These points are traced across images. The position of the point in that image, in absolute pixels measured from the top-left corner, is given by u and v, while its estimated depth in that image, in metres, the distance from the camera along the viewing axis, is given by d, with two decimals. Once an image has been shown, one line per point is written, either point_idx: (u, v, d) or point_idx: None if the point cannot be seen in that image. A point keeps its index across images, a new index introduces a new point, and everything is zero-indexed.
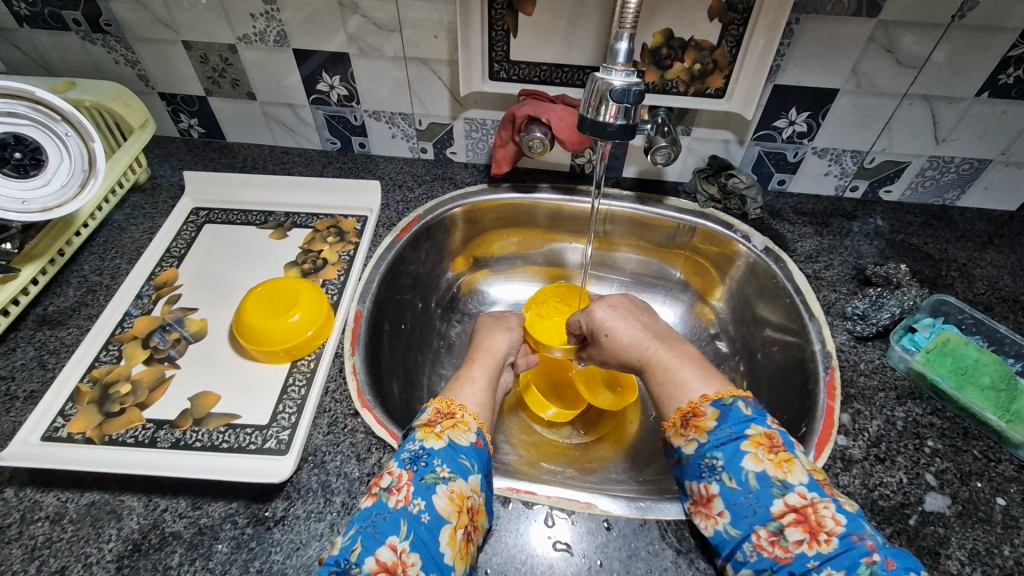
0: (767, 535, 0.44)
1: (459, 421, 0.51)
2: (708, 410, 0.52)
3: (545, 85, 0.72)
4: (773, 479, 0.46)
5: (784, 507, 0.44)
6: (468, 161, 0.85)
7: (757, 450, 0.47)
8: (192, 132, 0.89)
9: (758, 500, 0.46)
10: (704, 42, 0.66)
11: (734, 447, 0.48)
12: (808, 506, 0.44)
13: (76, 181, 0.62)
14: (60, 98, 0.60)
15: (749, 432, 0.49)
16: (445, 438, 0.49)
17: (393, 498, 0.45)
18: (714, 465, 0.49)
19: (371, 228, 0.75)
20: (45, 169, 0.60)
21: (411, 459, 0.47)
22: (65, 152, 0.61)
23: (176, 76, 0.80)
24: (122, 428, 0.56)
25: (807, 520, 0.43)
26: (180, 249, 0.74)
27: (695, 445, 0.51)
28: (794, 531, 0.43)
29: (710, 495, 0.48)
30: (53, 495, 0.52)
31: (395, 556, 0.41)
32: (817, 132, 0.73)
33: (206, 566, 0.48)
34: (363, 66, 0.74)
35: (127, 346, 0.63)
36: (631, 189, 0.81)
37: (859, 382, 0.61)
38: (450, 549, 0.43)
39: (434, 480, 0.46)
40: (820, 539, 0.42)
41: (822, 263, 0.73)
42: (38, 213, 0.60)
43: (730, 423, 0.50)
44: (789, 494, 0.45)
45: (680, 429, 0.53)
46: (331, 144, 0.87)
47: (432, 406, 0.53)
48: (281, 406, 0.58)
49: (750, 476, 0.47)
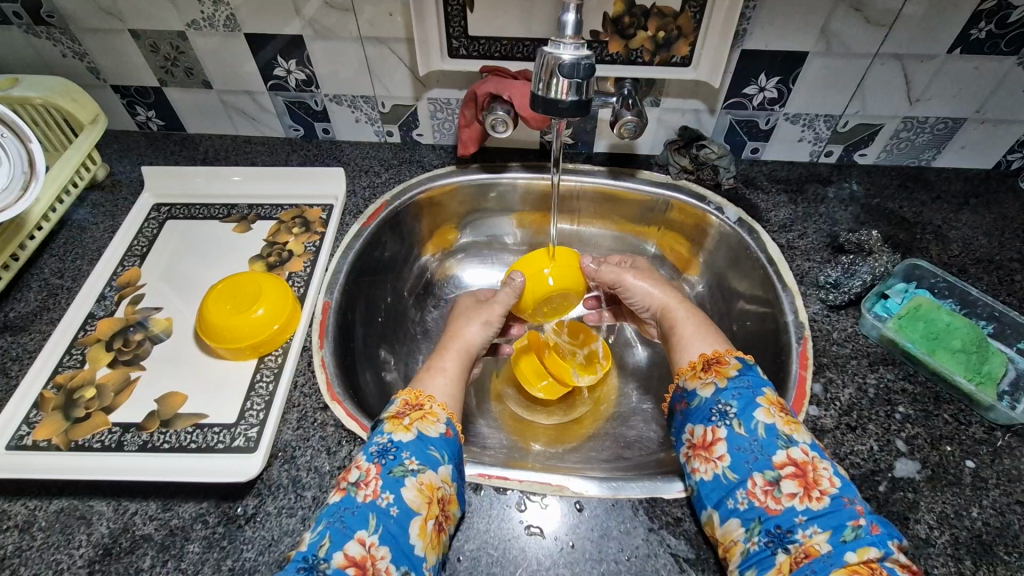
0: (762, 484, 0.45)
1: (428, 412, 0.51)
2: (731, 360, 0.53)
3: (507, 61, 0.69)
4: (780, 433, 0.47)
5: (786, 459, 0.46)
6: (436, 142, 0.83)
7: (770, 405, 0.49)
8: (150, 125, 0.86)
9: (762, 448, 0.46)
10: (667, 9, 0.63)
11: (749, 398, 0.49)
12: (809, 462, 0.45)
13: (19, 183, 0.60)
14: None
15: (763, 390, 0.50)
16: (414, 431, 0.49)
17: (361, 493, 0.45)
18: (725, 411, 0.49)
19: (337, 217, 0.74)
20: None
21: (380, 452, 0.47)
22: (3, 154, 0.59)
23: (128, 67, 0.78)
24: (89, 432, 0.55)
25: (805, 475, 0.45)
26: (143, 247, 0.72)
27: (711, 388, 0.52)
28: (789, 484, 0.44)
29: (715, 439, 0.49)
30: (21, 503, 0.51)
31: (363, 550, 0.41)
32: (789, 97, 0.72)
33: (178, 567, 0.47)
34: (320, 48, 0.72)
35: (91, 349, 0.62)
36: (603, 164, 0.79)
37: (831, 351, 0.60)
38: (420, 541, 0.43)
39: (403, 473, 0.45)
40: (813, 495, 0.43)
41: (796, 232, 0.72)
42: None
43: (750, 377, 0.52)
44: (793, 448, 0.46)
45: (699, 372, 0.54)
46: (294, 131, 0.84)
47: (399, 397, 0.53)
48: (249, 403, 0.57)
49: (760, 426, 0.48)
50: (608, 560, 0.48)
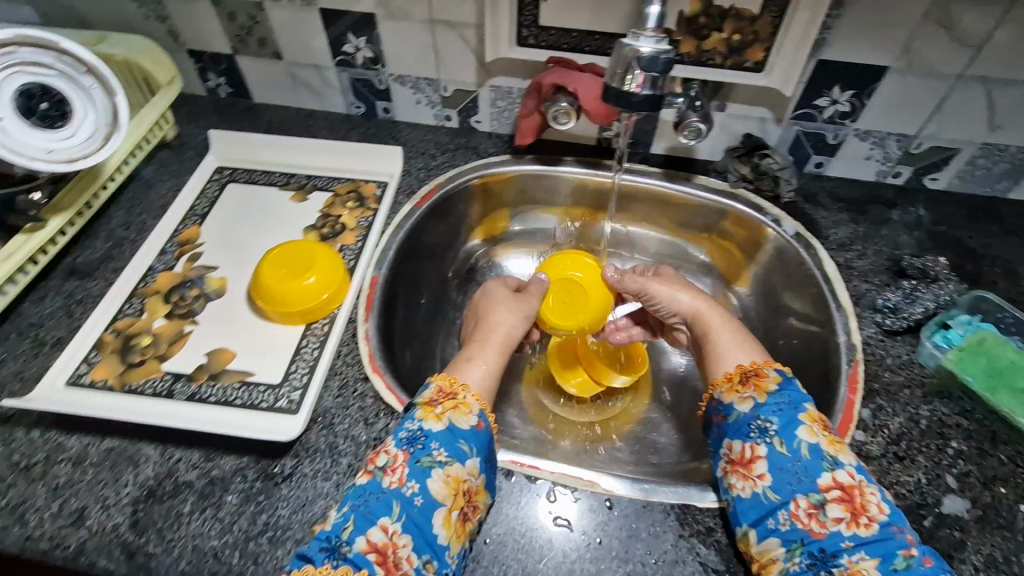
0: (806, 506, 0.44)
1: (461, 402, 0.50)
2: (771, 373, 0.52)
3: (575, 53, 0.69)
4: (826, 454, 0.46)
5: (831, 482, 0.44)
6: (493, 131, 0.83)
7: (814, 424, 0.47)
8: (219, 92, 0.89)
9: (806, 470, 0.45)
10: (745, 12, 0.62)
11: (792, 416, 0.48)
12: (856, 487, 0.44)
13: (101, 134, 0.55)
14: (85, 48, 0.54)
15: (806, 406, 0.49)
16: (445, 421, 0.49)
17: (387, 479, 0.45)
18: (766, 428, 0.48)
19: (391, 195, 0.75)
20: (72, 121, 0.54)
21: (409, 439, 0.47)
22: (91, 104, 0.55)
23: (204, 33, 0.80)
24: (142, 378, 0.58)
25: (852, 500, 0.43)
26: (204, 207, 0.74)
27: (750, 403, 0.50)
28: (835, 508, 0.43)
29: (755, 456, 0.47)
30: (75, 438, 0.54)
31: (385, 537, 0.42)
32: (861, 113, 0.69)
33: (216, 516, 0.49)
34: (390, 28, 0.73)
35: (149, 300, 0.64)
36: (659, 166, 0.78)
37: (883, 377, 0.58)
38: (443, 531, 0.44)
39: (430, 464, 0.46)
40: (861, 521, 0.42)
41: (855, 252, 0.69)
42: (65, 164, 0.53)
43: (790, 393, 0.50)
44: (838, 471, 0.45)
45: (736, 386, 0.52)
46: (355, 108, 0.86)
47: (434, 382, 0.53)
48: (293, 366, 0.59)
49: (803, 446, 0.46)
50: (634, 560, 0.48)
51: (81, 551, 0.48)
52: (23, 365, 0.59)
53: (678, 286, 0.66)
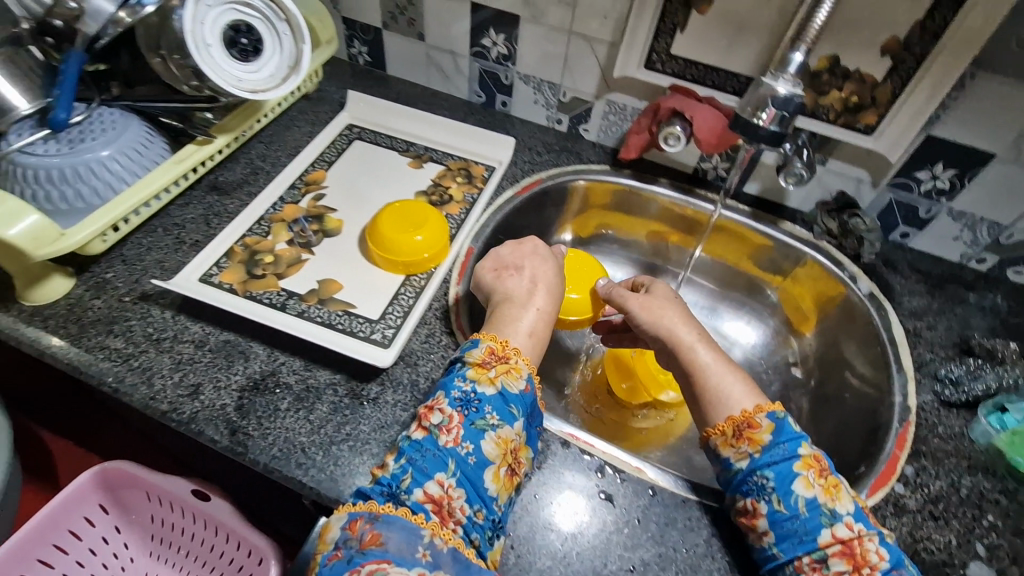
0: (809, 561, 0.46)
1: (512, 367, 0.54)
2: (763, 422, 0.51)
3: (697, 85, 0.74)
4: (824, 507, 0.47)
5: (832, 538, 0.46)
6: (597, 141, 0.89)
7: (809, 473, 0.48)
8: (359, 59, 0.98)
9: (806, 527, 0.47)
10: (868, 77, 0.66)
11: (788, 470, 0.48)
12: (855, 538, 0.46)
13: (281, 74, 0.64)
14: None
15: (800, 453, 0.49)
16: (497, 385, 0.52)
17: (442, 438, 0.49)
18: (763, 484, 0.49)
19: (496, 179, 0.81)
20: (261, 59, 0.63)
21: (462, 401, 0.51)
22: (279, 48, 0.64)
23: (362, 6, 0.89)
24: (262, 288, 0.66)
25: (853, 552, 0.45)
26: (331, 156, 0.83)
27: (747, 459, 0.51)
28: (837, 563, 0.45)
29: (756, 513, 0.49)
30: (199, 325, 0.62)
31: (441, 490, 0.46)
32: (959, 193, 0.72)
33: (307, 417, 0.56)
34: (530, 31, 0.80)
35: (275, 225, 0.72)
36: (748, 205, 0.82)
37: (931, 442, 0.60)
38: (493, 484, 0.49)
39: (484, 426, 0.50)
40: (862, 573, 0.45)
41: (925, 322, 0.71)
42: (247, 92, 0.61)
43: (786, 441, 0.50)
44: (837, 525, 0.46)
45: (731, 440, 0.52)
46: (477, 97, 0.94)
47: (484, 342, 0.56)
48: (390, 308, 0.66)
49: (800, 501, 0.47)
50: (666, 545, 0.52)
51: (193, 419, 0.55)
52: (165, 256, 0.68)
53: (665, 313, 0.61)
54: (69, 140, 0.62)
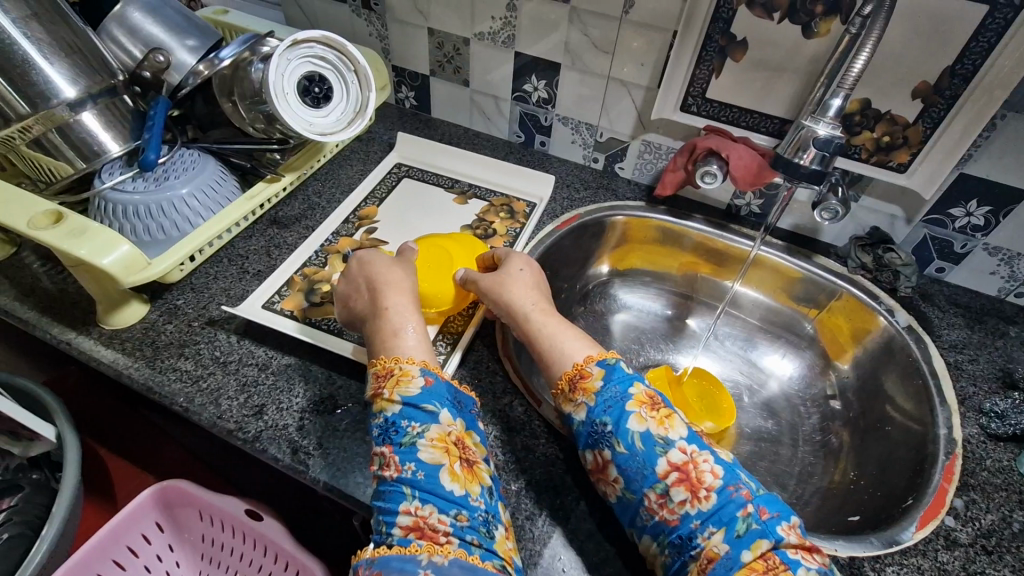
0: (655, 497, 0.47)
1: (401, 374, 0.53)
2: (593, 371, 0.54)
3: (731, 126, 0.78)
4: (656, 438, 0.49)
5: (667, 467, 0.48)
6: (632, 178, 0.93)
7: (641, 409, 0.51)
8: (405, 103, 1.05)
9: (644, 462, 0.48)
10: (900, 118, 0.69)
11: (620, 409, 0.51)
12: (689, 462, 0.48)
13: (347, 118, 0.69)
14: (359, 51, 0.67)
15: (631, 394, 0.52)
16: (397, 398, 0.52)
17: (386, 473, 0.49)
18: (604, 431, 0.51)
19: (537, 214, 0.85)
20: (329, 104, 0.68)
21: (382, 433, 0.51)
22: (347, 94, 0.69)
23: (411, 55, 0.96)
24: (321, 315, 0.69)
25: (688, 477, 0.47)
26: (382, 193, 0.88)
27: (584, 409, 0.53)
28: (677, 491, 0.47)
29: (607, 463, 0.51)
30: (263, 350, 0.66)
31: (412, 516, 0.46)
32: (994, 229, 0.73)
33: (364, 438, 0.59)
34: (569, 77, 0.85)
35: (332, 257, 0.77)
36: (782, 240, 0.85)
37: (980, 475, 0.60)
38: (456, 484, 0.48)
39: (411, 440, 0.50)
40: (700, 496, 0.46)
41: (966, 356, 0.72)
42: (317, 135, 0.66)
43: (615, 383, 0.53)
44: (670, 451, 0.48)
45: (568, 395, 0.55)
46: (516, 137, 0.99)
47: (372, 369, 0.55)
48: (441, 335, 0.69)
49: (636, 438, 0.49)
50: None
51: (257, 438, 0.58)
52: (230, 285, 0.73)
53: (506, 287, 0.63)
54: (155, 178, 0.69)
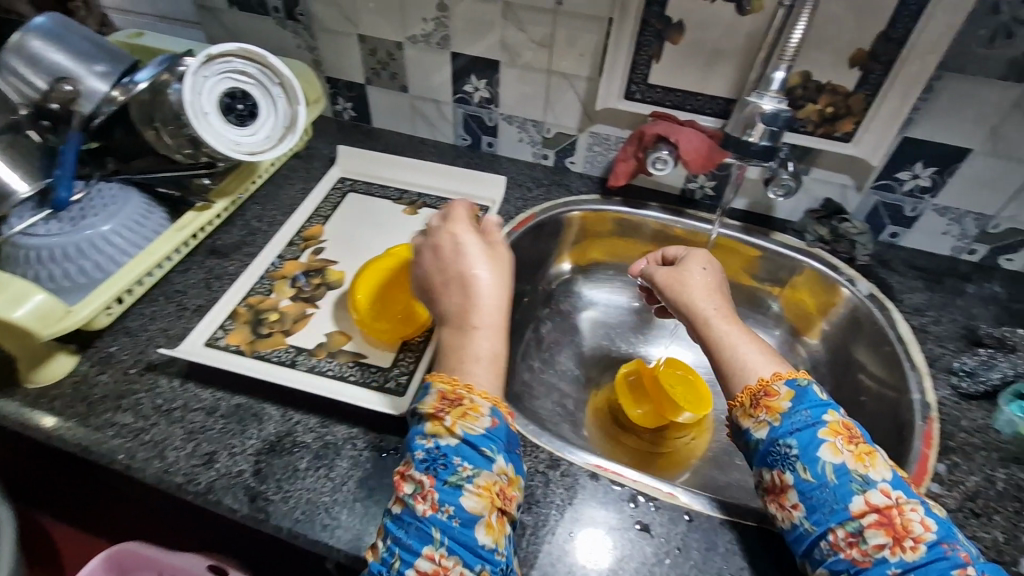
0: (844, 535, 0.45)
1: (469, 408, 0.48)
2: (781, 390, 0.52)
3: (676, 110, 0.77)
4: (854, 474, 0.46)
5: (865, 506, 0.45)
6: (585, 172, 0.91)
7: (837, 441, 0.48)
8: (343, 115, 1.01)
9: (836, 496, 0.46)
10: (840, 88, 0.69)
11: (811, 437, 0.49)
12: (894, 507, 0.45)
13: (277, 135, 0.64)
14: (283, 63, 0.63)
15: (825, 421, 0.49)
16: (457, 433, 0.47)
17: (419, 508, 0.45)
18: (788, 454, 0.49)
19: (492, 218, 0.82)
20: (257, 121, 0.63)
21: (428, 462, 0.46)
22: (274, 109, 0.64)
23: (344, 64, 0.92)
24: (269, 347, 0.65)
25: (891, 523, 0.44)
26: (327, 210, 0.84)
27: (767, 428, 0.51)
28: (874, 534, 0.44)
29: (784, 486, 0.49)
30: (209, 391, 0.61)
31: (433, 565, 0.43)
32: (941, 189, 0.74)
33: (328, 475, 0.54)
34: (509, 74, 0.83)
35: (277, 282, 0.72)
36: (739, 220, 0.84)
37: (958, 437, 0.60)
38: (488, 536, 0.44)
39: (457, 482, 0.45)
40: (906, 545, 0.43)
41: (929, 318, 0.72)
42: (246, 155, 0.62)
43: (807, 407, 0.50)
44: (871, 492, 0.45)
45: (748, 409, 0.53)
46: (462, 140, 0.96)
47: (436, 387, 0.50)
48: (401, 354, 0.64)
49: (827, 469, 0.47)
50: (711, 571, 0.50)
51: (210, 489, 0.53)
52: (169, 324, 0.67)
53: (685, 286, 0.64)
54: (70, 218, 0.63)
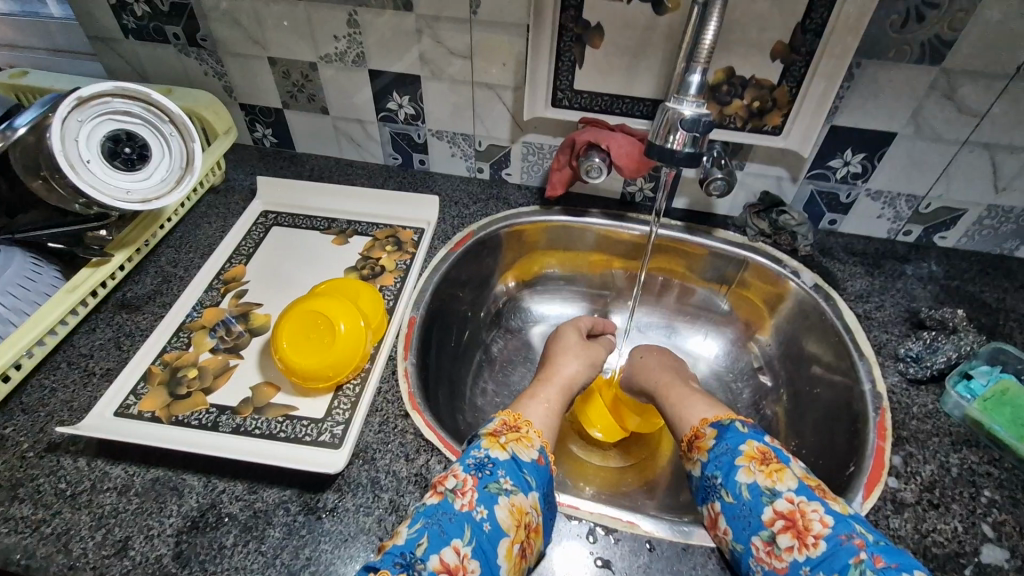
0: (763, 545, 0.46)
1: (524, 436, 0.52)
2: (707, 431, 0.56)
3: (606, 114, 0.74)
4: (764, 488, 0.49)
5: (773, 514, 0.47)
6: (522, 182, 0.88)
7: (750, 463, 0.51)
8: (264, 141, 0.95)
9: (751, 510, 0.48)
10: (764, 81, 0.68)
11: (729, 462, 0.52)
12: (797, 511, 0.46)
13: (174, 176, 0.65)
14: (172, 102, 0.63)
15: (742, 448, 0.52)
16: (509, 451, 0.50)
17: (458, 501, 0.45)
18: (714, 483, 0.52)
19: (427, 240, 0.78)
20: (149, 164, 0.63)
21: (476, 465, 0.48)
22: (167, 149, 0.64)
23: (257, 89, 0.87)
24: (188, 409, 0.59)
25: (796, 525, 0.46)
26: (248, 248, 0.78)
27: (698, 464, 0.55)
28: (784, 538, 0.46)
29: (715, 513, 0.51)
30: (121, 467, 0.55)
31: (457, 559, 0.42)
32: (872, 174, 0.74)
33: (258, 549, 0.49)
34: (433, 88, 0.79)
35: (195, 334, 0.66)
36: (681, 220, 0.83)
37: (911, 425, 0.60)
38: (506, 562, 0.43)
39: (497, 490, 0.46)
40: (808, 543, 0.45)
41: (873, 304, 0.72)
42: (139, 203, 0.62)
43: (728, 440, 0.54)
44: (777, 500, 0.48)
45: (687, 453, 0.57)
46: (392, 159, 0.91)
47: (499, 417, 0.55)
48: (335, 402, 0.60)
49: (743, 489, 0.50)
50: None
51: None
52: (73, 394, 0.60)
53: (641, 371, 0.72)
54: None
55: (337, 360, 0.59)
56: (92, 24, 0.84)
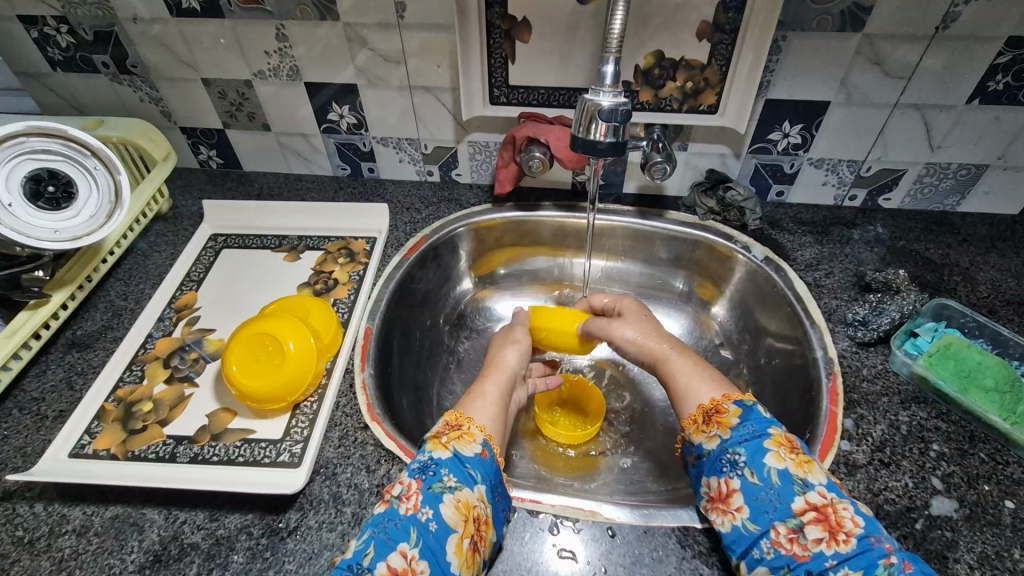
0: (786, 532, 0.45)
1: (465, 432, 0.53)
2: (731, 408, 0.53)
3: (544, 107, 0.75)
4: (795, 477, 0.47)
5: (805, 505, 0.46)
6: (473, 182, 0.88)
7: (780, 449, 0.49)
8: (211, 163, 0.93)
9: (780, 496, 0.46)
10: (695, 62, 0.68)
11: (758, 445, 0.49)
12: (829, 505, 0.45)
13: (104, 211, 0.64)
14: (89, 134, 0.62)
15: (771, 432, 0.50)
16: (451, 448, 0.51)
17: (403, 506, 0.46)
18: (735, 460, 0.50)
19: (380, 249, 0.78)
20: (76, 202, 0.62)
21: (420, 469, 0.49)
22: (94, 184, 0.64)
23: (196, 111, 0.85)
24: (145, 443, 0.59)
25: (827, 519, 0.45)
26: (199, 273, 0.77)
27: (717, 441, 0.52)
28: (813, 529, 0.44)
29: (730, 490, 0.49)
30: (79, 509, 0.54)
31: (405, 563, 0.42)
32: (812, 143, 0.75)
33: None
34: (371, 95, 0.78)
35: (149, 366, 0.66)
36: (632, 204, 0.83)
37: (861, 388, 0.61)
38: (457, 558, 0.44)
39: (442, 489, 0.47)
40: (840, 538, 0.43)
41: (822, 271, 0.73)
42: (70, 241, 0.62)
43: (753, 422, 0.51)
44: (810, 492, 0.46)
45: (702, 426, 0.53)
46: (342, 170, 0.91)
47: (443, 417, 0.55)
48: (294, 420, 0.60)
49: (773, 473, 0.48)
50: None
51: None
52: (25, 440, 0.59)
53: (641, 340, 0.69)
54: None
55: (290, 372, 0.59)
56: (19, 59, 0.82)
